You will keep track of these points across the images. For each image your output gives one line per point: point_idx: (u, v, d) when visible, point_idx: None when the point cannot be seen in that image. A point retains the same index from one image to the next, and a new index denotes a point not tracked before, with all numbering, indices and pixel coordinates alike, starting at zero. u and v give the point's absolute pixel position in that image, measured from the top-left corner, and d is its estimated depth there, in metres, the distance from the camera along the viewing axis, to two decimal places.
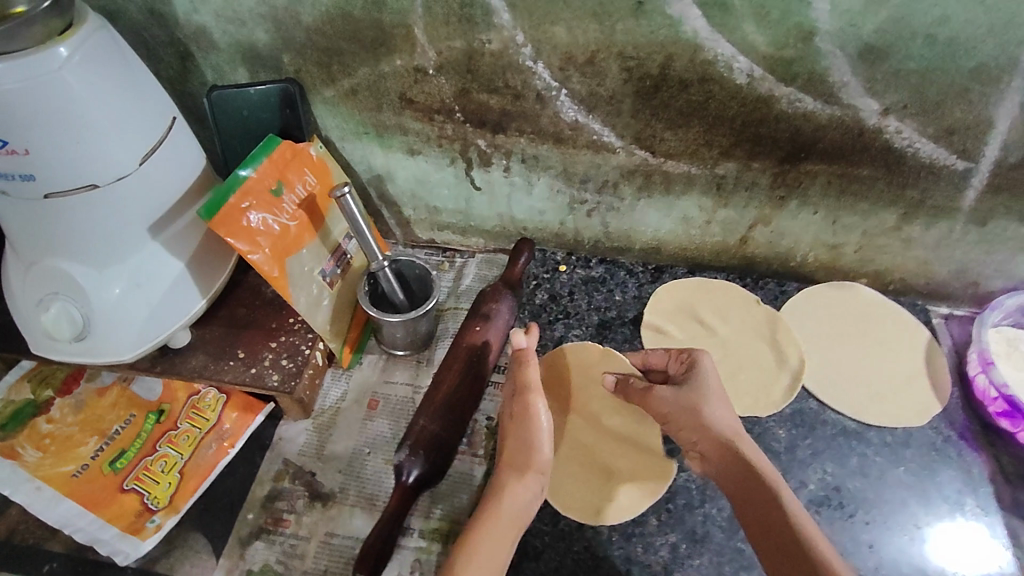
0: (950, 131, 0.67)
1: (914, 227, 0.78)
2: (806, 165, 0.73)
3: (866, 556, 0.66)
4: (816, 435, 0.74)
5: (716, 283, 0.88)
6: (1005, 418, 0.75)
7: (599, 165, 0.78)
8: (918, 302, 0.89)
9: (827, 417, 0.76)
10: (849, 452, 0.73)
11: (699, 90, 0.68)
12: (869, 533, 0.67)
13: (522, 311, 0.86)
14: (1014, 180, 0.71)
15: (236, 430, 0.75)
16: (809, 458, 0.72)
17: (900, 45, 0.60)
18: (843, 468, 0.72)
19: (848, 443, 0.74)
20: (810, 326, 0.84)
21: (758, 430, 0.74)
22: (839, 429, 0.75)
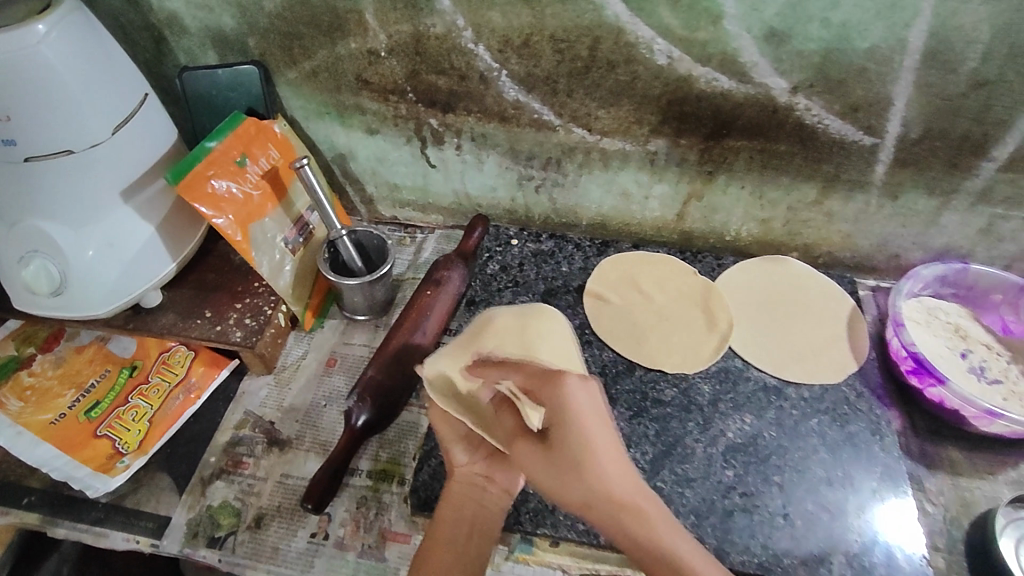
0: (855, 108, 0.73)
1: (833, 201, 0.85)
2: (728, 141, 0.79)
3: (773, 494, 0.72)
4: (738, 391, 0.80)
5: (657, 255, 0.94)
6: (914, 376, 0.81)
7: (542, 142, 0.85)
8: (847, 274, 0.95)
9: (750, 374, 0.82)
10: (767, 405, 0.79)
11: (625, 71, 0.74)
12: (779, 475, 0.73)
13: (475, 280, 0.91)
14: (917, 155, 0.77)
15: (202, 384, 0.83)
16: (730, 411, 0.79)
17: (799, 29, 0.67)
18: (759, 419, 0.78)
19: (767, 397, 0.80)
20: (742, 295, 0.90)
21: (684, 385, 0.81)
22: (760, 385, 0.81)
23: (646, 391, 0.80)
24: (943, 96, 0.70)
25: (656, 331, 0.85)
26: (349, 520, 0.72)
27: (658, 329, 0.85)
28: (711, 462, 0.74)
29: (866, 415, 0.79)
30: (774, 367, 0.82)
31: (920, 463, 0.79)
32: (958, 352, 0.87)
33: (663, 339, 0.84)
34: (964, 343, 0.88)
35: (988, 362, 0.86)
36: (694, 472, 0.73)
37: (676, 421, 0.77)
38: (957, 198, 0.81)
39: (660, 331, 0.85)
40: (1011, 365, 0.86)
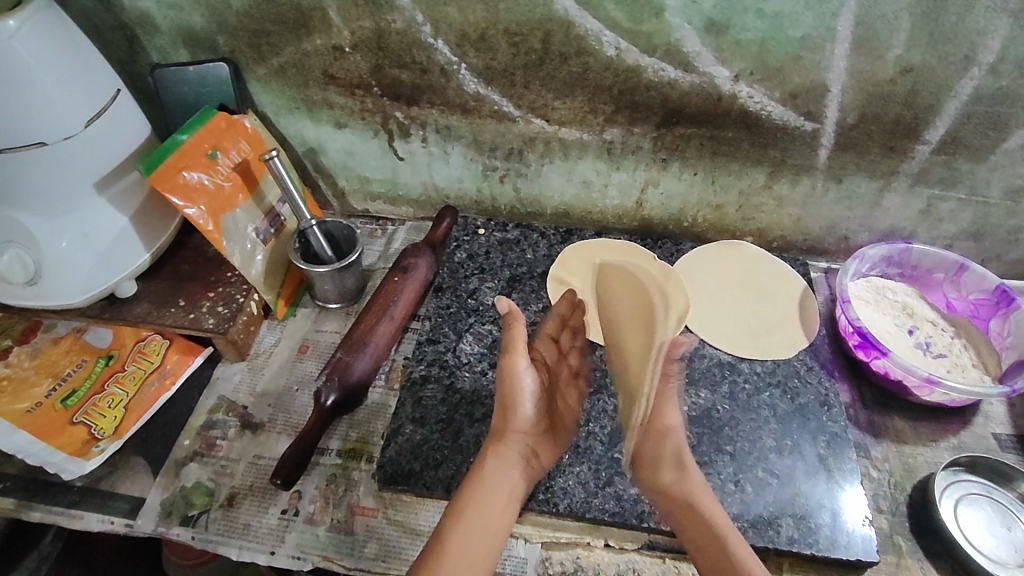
0: (794, 95, 0.78)
1: (782, 185, 0.89)
2: (679, 129, 0.84)
3: (727, 463, 0.75)
4: (693, 367, 0.84)
5: (618, 242, 0.97)
6: (861, 350, 0.85)
7: (503, 133, 0.88)
8: (800, 257, 0.99)
9: (705, 351, 0.86)
10: (722, 380, 0.83)
11: (577, 63, 0.78)
12: (732, 444, 0.76)
13: (443, 269, 0.95)
14: (856, 139, 0.82)
15: (177, 370, 0.84)
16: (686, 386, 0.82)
17: (736, 19, 0.71)
18: (714, 393, 0.81)
19: (721, 372, 0.84)
20: (699, 278, 0.94)
21: None
22: (715, 361, 0.85)
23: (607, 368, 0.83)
24: (874, 82, 0.75)
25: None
26: (319, 497, 0.73)
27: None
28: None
29: (816, 387, 0.83)
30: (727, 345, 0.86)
31: (868, 432, 0.82)
32: (905, 329, 0.91)
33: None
34: (911, 321, 0.92)
35: (933, 338, 0.91)
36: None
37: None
38: (896, 180, 0.86)
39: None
40: (954, 340, 0.91)
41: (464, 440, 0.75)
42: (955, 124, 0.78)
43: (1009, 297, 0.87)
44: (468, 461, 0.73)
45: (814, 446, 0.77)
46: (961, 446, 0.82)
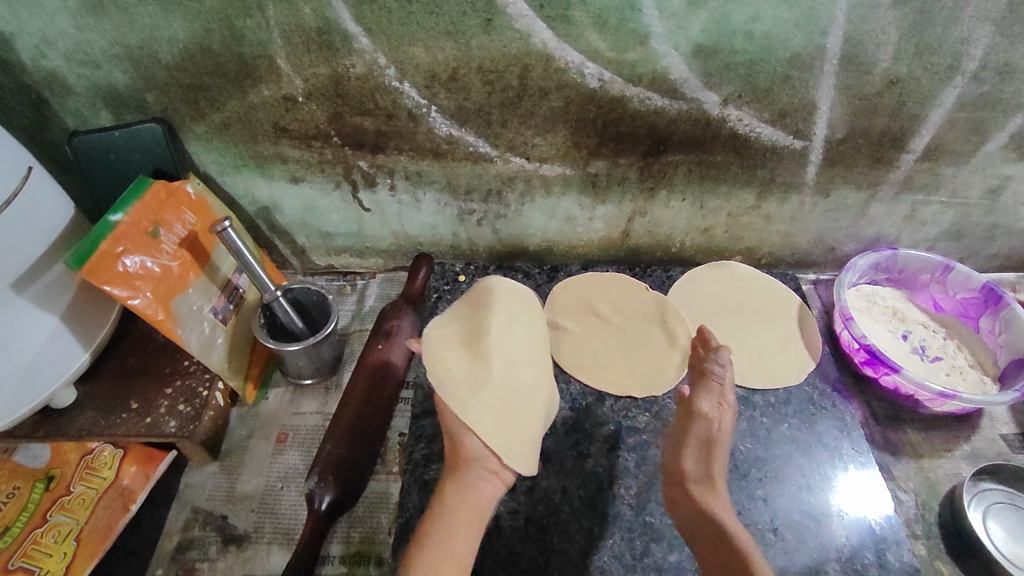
0: (783, 114, 0.75)
1: (770, 204, 0.86)
2: (666, 156, 0.79)
3: (761, 509, 0.71)
4: None
5: (606, 274, 0.93)
6: (868, 366, 0.83)
7: (480, 175, 0.82)
8: (789, 271, 0.97)
9: None
10: (738, 417, 0.79)
11: (558, 97, 0.72)
12: (763, 488, 0.72)
13: (426, 325, 0.87)
14: (844, 154, 0.80)
15: (136, 486, 0.73)
16: None
17: (724, 43, 0.67)
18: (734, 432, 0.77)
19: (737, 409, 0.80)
20: (696, 305, 0.90)
21: (656, 409, 0.79)
22: None
23: (619, 420, 0.78)
24: (862, 96, 0.73)
25: (621, 355, 0.83)
26: None
27: (622, 353, 0.84)
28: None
29: (832, 412, 0.81)
30: (739, 378, 0.82)
31: (886, 451, 0.80)
32: (900, 335, 0.90)
33: (629, 364, 0.83)
34: (903, 326, 0.92)
35: (927, 341, 0.90)
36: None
37: (654, 448, 0.75)
38: (881, 190, 0.85)
39: (623, 356, 0.83)
40: (948, 340, 0.91)
41: (484, 525, 0.68)
42: (940, 131, 0.77)
43: (997, 295, 0.88)
44: (491, 550, 0.67)
45: (844, 477, 0.74)
46: (975, 453, 0.81)
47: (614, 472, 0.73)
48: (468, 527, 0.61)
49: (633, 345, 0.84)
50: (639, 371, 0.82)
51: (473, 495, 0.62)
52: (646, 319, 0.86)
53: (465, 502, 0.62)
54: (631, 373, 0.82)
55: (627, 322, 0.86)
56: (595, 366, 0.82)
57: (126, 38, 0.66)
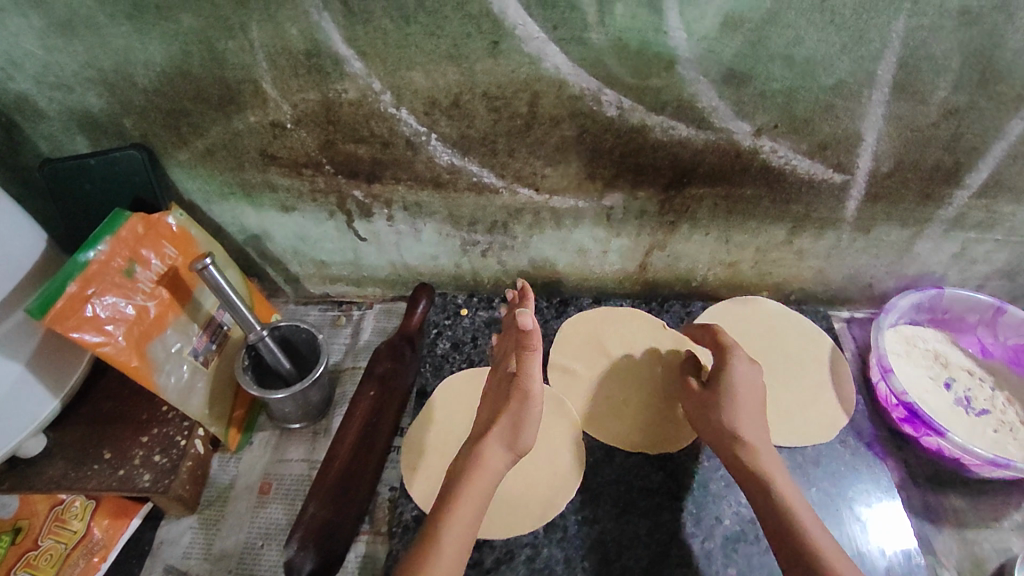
0: (823, 146, 0.67)
1: (803, 239, 0.78)
2: (690, 189, 0.72)
3: None
4: None
5: (618, 309, 0.86)
6: (908, 423, 0.76)
7: (484, 206, 0.75)
8: (820, 309, 0.90)
9: None
10: None
11: (571, 126, 0.65)
12: None
13: (423, 365, 0.81)
14: (889, 189, 0.72)
15: (108, 541, 0.68)
16: (724, 491, 0.71)
17: (761, 68, 0.60)
18: None
19: None
20: None
21: (671, 467, 0.73)
22: None
23: (630, 480, 0.72)
24: (914, 127, 0.65)
25: (636, 403, 0.77)
26: None
27: (638, 401, 0.77)
28: (711, 558, 0.66)
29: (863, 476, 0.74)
30: None
31: (925, 517, 0.73)
32: (943, 383, 0.82)
33: (645, 414, 0.76)
34: (946, 372, 0.84)
35: (972, 392, 0.82)
36: None
37: (666, 512, 0.69)
38: (929, 227, 0.76)
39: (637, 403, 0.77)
40: (996, 392, 0.82)
41: None
42: (1001, 166, 0.69)
43: None
44: None
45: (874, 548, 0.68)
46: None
47: (623, 540, 0.67)
48: (472, 506, 0.59)
49: (649, 392, 0.78)
50: (655, 422, 0.75)
51: (483, 476, 0.61)
52: (663, 362, 0.80)
53: (473, 484, 0.60)
54: (647, 424, 0.75)
55: (643, 366, 0.80)
56: (608, 416, 0.76)
57: (98, 60, 0.60)
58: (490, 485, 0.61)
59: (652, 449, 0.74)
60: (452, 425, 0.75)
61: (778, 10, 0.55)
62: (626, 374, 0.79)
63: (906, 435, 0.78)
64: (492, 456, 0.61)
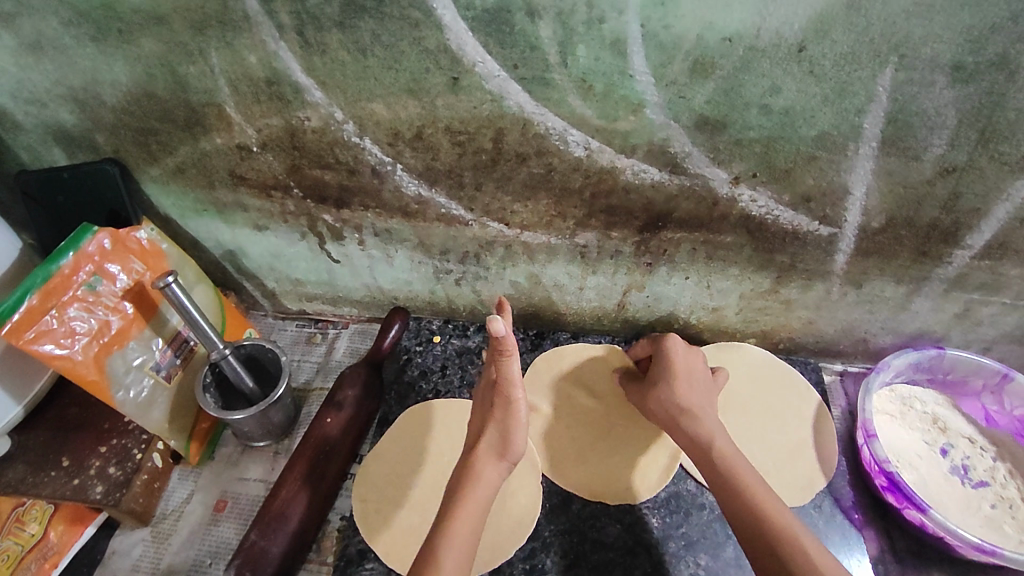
0: (807, 198, 0.63)
1: (790, 290, 0.74)
2: (666, 233, 0.69)
3: None
4: (691, 524, 0.70)
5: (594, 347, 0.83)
6: (890, 493, 0.70)
7: (454, 237, 0.73)
8: (811, 360, 0.85)
9: (704, 500, 0.71)
10: (724, 541, 0.68)
11: (538, 164, 0.63)
12: None
13: (389, 393, 0.80)
14: (881, 245, 0.67)
15: (61, 548, 0.69)
16: (682, 551, 0.68)
17: (735, 116, 0.56)
18: (716, 561, 0.67)
19: (723, 530, 0.69)
20: None
21: (630, 519, 0.70)
22: (716, 514, 0.70)
23: (584, 530, 0.69)
24: (907, 184, 0.60)
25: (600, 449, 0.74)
26: None
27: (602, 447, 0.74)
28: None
29: (836, 546, 0.70)
30: None
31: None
32: (938, 449, 0.76)
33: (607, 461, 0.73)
34: (943, 437, 0.78)
35: (971, 460, 0.75)
36: None
37: (619, 569, 0.66)
38: (927, 286, 0.71)
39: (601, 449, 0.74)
40: (998, 463, 0.75)
41: None
42: (1005, 229, 0.63)
43: None
44: None
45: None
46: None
47: None
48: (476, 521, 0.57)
49: (614, 439, 0.75)
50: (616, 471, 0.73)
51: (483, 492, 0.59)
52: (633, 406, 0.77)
53: (469, 498, 0.58)
54: (608, 472, 0.73)
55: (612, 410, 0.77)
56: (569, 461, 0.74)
57: (67, 78, 0.61)
58: (486, 501, 0.59)
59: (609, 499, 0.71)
60: (415, 464, 0.73)
61: (751, 58, 0.52)
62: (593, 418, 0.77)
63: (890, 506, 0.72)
64: (491, 476, 0.59)
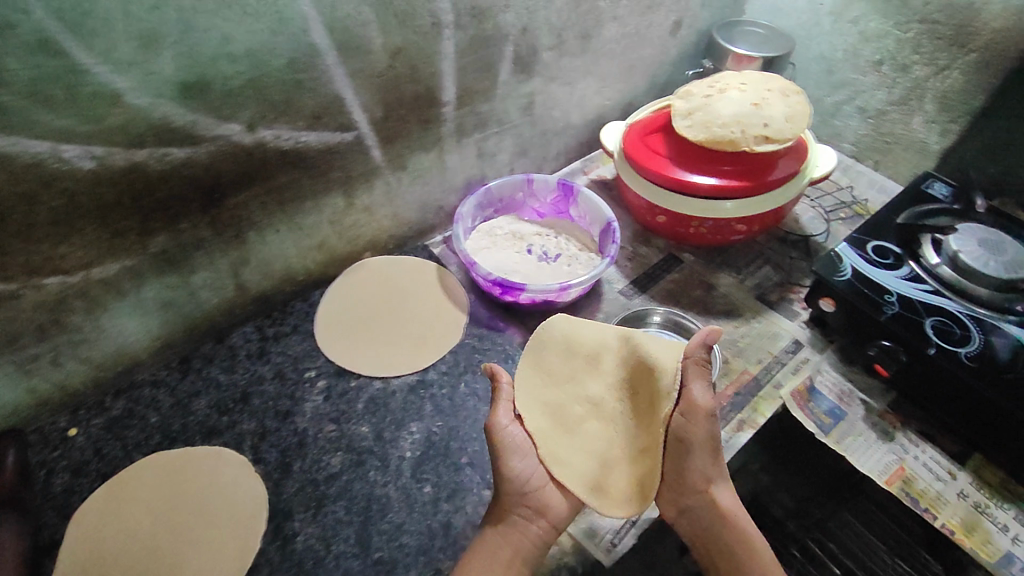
0: (317, 116, 0.72)
1: (363, 196, 0.83)
2: (230, 201, 0.71)
3: (473, 476, 0.67)
4: (392, 410, 0.72)
5: (555, 321, 0.70)
6: (508, 294, 0.84)
7: (13, 318, 0.64)
8: (418, 244, 0.95)
9: (394, 387, 0.75)
10: (423, 401, 0.73)
11: (54, 193, 0.59)
12: (466, 453, 0.68)
13: (46, 514, 0.67)
14: (394, 129, 0.80)
15: None
16: (397, 431, 0.70)
17: (211, 73, 0.62)
18: (425, 418, 0.71)
19: (419, 395, 0.74)
20: (336, 324, 0.82)
21: (345, 441, 0.70)
22: (408, 388, 0.75)
23: (313, 475, 0.67)
24: (376, 74, 0.74)
25: (577, 457, 0.64)
26: None
27: (569, 445, 0.64)
28: (409, 494, 0.65)
29: (495, 350, 0.80)
30: (407, 370, 0.76)
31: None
32: (525, 251, 0.96)
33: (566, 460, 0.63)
34: (525, 242, 0.97)
35: (547, 245, 0.97)
36: (399, 516, 0.64)
37: (357, 483, 0.66)
38: (446, 143, 0.88)
39: (574, 455, 0.64)
40: (560, 237, 0.98)
41: None
42: (460, 79, 0.82)
43: (572, 185, 0.98)
44: None
45: None
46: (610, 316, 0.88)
47: (328, 534, 0.63)
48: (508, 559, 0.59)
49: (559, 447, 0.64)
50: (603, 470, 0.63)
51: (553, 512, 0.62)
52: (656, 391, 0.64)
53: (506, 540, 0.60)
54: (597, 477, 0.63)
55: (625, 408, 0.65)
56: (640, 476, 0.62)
57: None
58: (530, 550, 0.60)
59: (593, 495, 0.61)
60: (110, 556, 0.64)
61: (186, 18, 0.57)
62: (567, 420, 0.65)
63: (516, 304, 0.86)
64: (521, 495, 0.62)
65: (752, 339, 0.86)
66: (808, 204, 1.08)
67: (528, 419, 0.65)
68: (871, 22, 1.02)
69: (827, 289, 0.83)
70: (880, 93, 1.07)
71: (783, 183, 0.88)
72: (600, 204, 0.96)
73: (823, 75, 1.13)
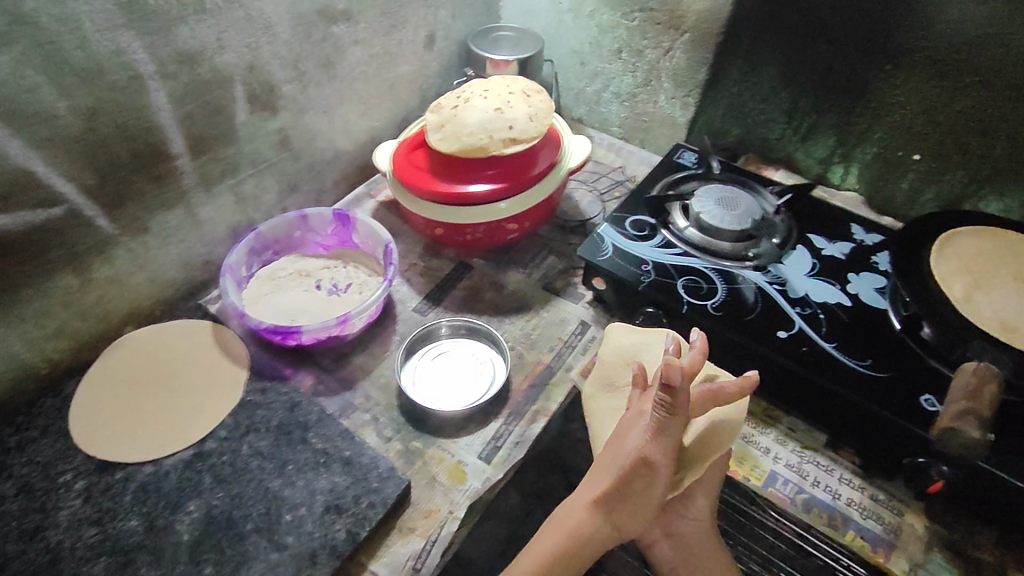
0: (6, 197, 0.64)
1: (100, 269, 0.76)
2: None
3: (258, 541, 0.64)
4: (165, 492, 0.68)
5: (694, 330, 0.67)
6: (290, 339, 0.81)
7: None
8: (193, 305, 0.88)
9: (166, 466, 0.70)
10: (200, 473, 0.69)
11: None
12: (250, 519, 0.65)
13: None
14: (118, 192, 0.73)
15: None
16: (172, 514, 0.66)
17: None
18: (203, 493, 0.67)
19: (196, 468, 0.70)
20: (96, 412, 0.75)
21: (112, 538, 0.64)
22: (183, 463, 0.70)
23: None
24: (70, 140, 0.66)
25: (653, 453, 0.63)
26: None
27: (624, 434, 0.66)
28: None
29: (280, 398, 0.77)
30: (180, 445, 0.71)
31: (344, 390, 0.80)
32: (313, 288, 0.92)
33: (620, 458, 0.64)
34: (313, 279, 0.93)
35: (335, 278, 0.93)
36: None
37: None
38: (193, 196, 0.82)
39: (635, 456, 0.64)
40: (349, 267, 0.95)
41: None
42: (185, 127, 0.76)
43: (347, 214, 0.95)
44: None
45: (310, 446, 0.72)
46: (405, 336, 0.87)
47: None
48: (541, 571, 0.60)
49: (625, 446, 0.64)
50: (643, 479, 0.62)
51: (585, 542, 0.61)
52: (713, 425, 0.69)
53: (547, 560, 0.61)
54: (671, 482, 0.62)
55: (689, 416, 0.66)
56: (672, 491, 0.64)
57: None
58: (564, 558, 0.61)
59: (673, 465, 0.62)
60: None
61: None
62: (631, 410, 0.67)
63: (302, 346, 0.84)
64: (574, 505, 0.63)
65: (543, 329, 0.89)
66: (585, 188, 1.14)
67: (661, 442, 0.61)
68: (604, 14, 1.10)
69: (595, 272, 0.88)
70: (626, 78, 1.15)
71: (544, 176, 0.91)
72: (375, 225, 0.94)
73: (579, 68, 1.19)
